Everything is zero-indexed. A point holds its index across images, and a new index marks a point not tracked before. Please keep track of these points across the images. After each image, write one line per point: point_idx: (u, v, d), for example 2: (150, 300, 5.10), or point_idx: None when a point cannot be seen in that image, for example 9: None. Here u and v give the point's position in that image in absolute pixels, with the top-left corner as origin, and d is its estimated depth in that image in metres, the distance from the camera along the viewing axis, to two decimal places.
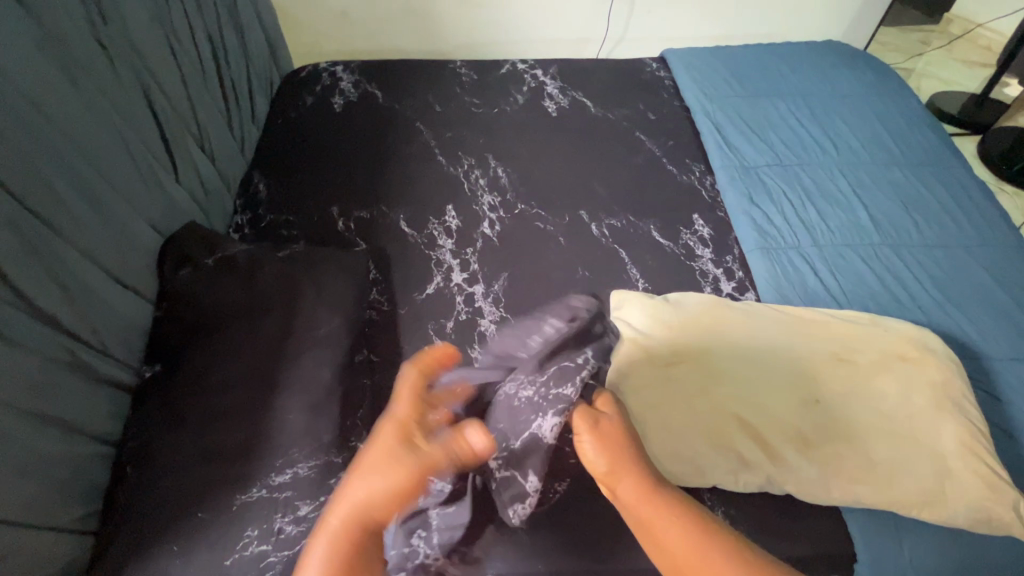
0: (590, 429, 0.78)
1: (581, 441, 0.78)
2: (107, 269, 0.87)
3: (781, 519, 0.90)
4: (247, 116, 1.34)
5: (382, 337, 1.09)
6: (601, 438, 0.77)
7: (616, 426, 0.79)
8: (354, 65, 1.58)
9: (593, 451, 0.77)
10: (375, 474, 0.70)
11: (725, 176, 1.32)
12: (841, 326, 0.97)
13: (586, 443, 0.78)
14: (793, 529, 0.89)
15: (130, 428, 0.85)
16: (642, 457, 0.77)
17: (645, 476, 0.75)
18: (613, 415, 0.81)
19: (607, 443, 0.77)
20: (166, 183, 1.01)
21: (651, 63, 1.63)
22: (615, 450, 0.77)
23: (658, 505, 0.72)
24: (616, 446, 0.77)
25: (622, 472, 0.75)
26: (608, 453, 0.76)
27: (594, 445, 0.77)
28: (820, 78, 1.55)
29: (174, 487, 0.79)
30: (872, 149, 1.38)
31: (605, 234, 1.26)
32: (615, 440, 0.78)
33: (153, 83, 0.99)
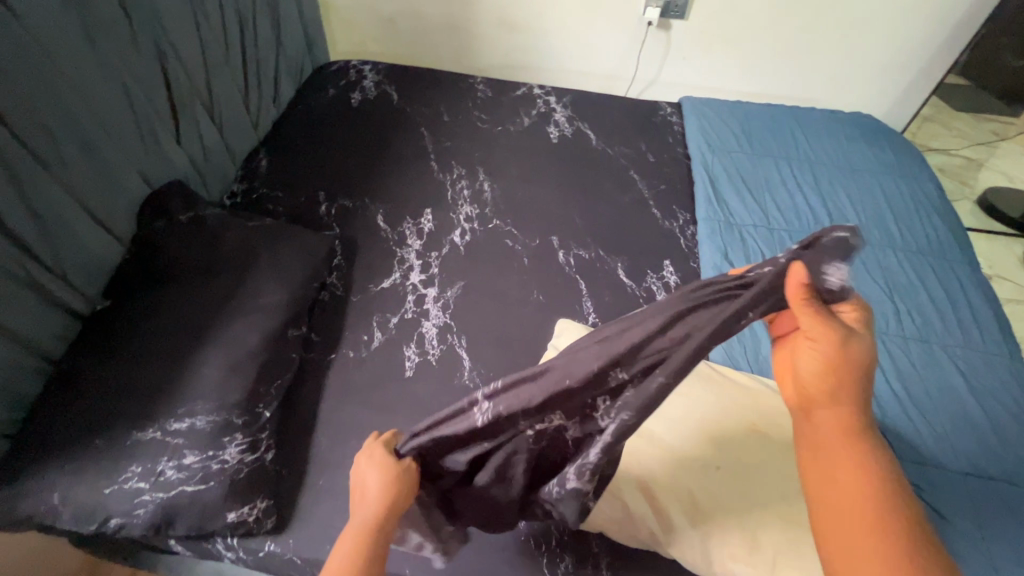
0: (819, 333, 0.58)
1: (813, 345, 0.59)
2: (85, 205, 0.96)
3: None
4: (268, 96, 1.45)
5: (327, 318, 1.14)
6: (827, 357, 0.58)
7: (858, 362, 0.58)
8: (382, 67, 1.68)
9: (818, 358, 0.58)
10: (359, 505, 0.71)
11: (706, 228, 1.30)
12: (769, 397, 0.93)
13: (815, 357, 0.58)
14: None
15: (69, 352, 0.93)
16: (864, 397, 0.58)
17: (859, 422, 0.57)
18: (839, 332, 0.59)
19: (838, 363, 0.57)
20: (164, 141, 1.11)
21: (666, 107, 1.63)
22: (848, 388, 0.57)
23: (857, 454, 0.56)
24: (848, 383, 0.57)
25: (835, 393, 0.57)
26: (838, 381, 0.57)
27: (828, 348, 0.58)
28: (836, 148, 1.50)
29: (86, 411, 0.86)
30: (869, 229, 1.32)
31: (570, 263, 1.26)
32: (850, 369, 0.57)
33: (170, 51, 1.10)
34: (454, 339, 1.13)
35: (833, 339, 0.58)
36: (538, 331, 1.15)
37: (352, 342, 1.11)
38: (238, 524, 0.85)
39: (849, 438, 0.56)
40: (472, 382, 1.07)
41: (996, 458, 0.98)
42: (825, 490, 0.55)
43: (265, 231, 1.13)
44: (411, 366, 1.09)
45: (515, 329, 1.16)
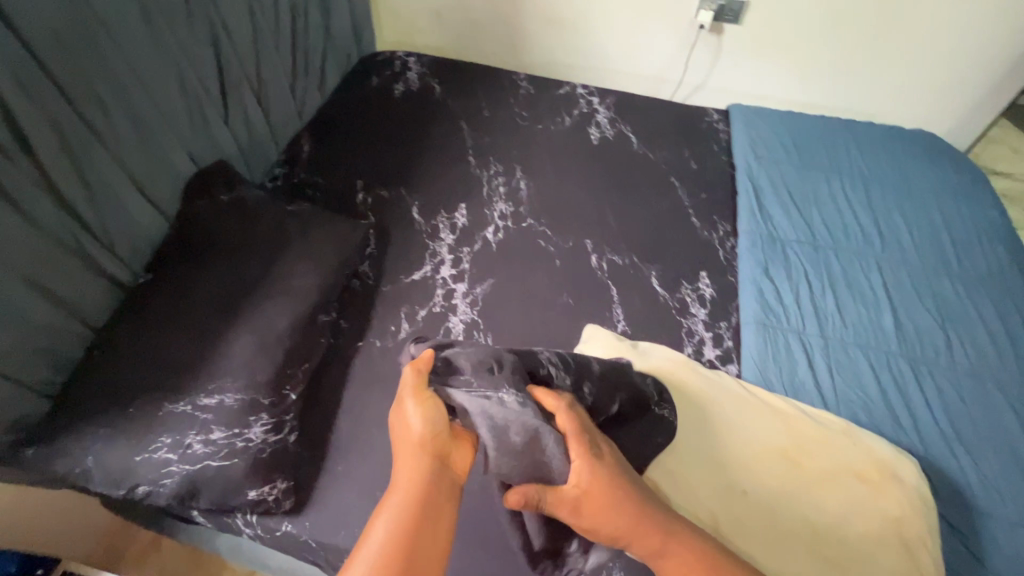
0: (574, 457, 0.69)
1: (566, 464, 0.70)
2: (135, 181, 0.99)
3: None
4: (314, 82, 1.47)
5: (357, 306, 1.15)
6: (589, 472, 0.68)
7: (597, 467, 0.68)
8: (426, 59, 1.68)
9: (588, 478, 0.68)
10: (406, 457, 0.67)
11: (747, 241, 1.26)
12: (805, 423, 0.89)
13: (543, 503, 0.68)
14: None
15: (110, 321, 0.96)
16: (630, 495, 0.67)
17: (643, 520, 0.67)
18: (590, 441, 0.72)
19: (586, 483, 0.67)
20: (212, 122, 1.14)
21: (712, 114, 1.59)
22: (611, 502, 0.67)
23: (660, 543, 0.66)
24: (611, 485, 0.68)
25: (606, 508, 0.67)
26: (591, 498, 0.67)
27: (578, 470, 0.68)
28: (892, 166, 1.42)
29: (122, 379, 0.88)
30: (923, 253, 1.25)
31: (602, 267, 1.24)
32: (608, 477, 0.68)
33: (224, 35, 1.12)
34: (480, 336, 1.12)
35: (585, 457, 0.68)
36: (565, 335, 1.14)
37: (379, 331, 1.11)
38: (259, 502, 0.87)
39: (663, 538, 0.67)
40: None
41: None
42: None
43: (305, 215, 1.15)
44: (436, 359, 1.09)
45: (542, 331, 1.14)
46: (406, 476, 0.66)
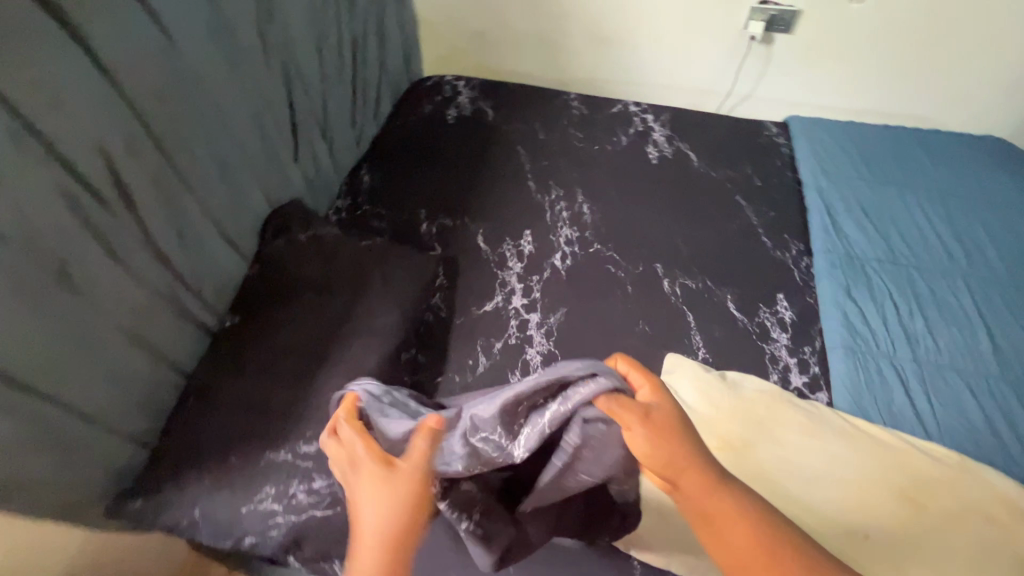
0: (642, 418, 0.65)
1: (630, 432, 0.66)
2: (220, 226, 1.00)
3: None
4: (370, 112, 1.48)
5: (434, 340, 1.14)
6: (656, 429, 0.65)
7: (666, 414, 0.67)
8: (475, 82, 1.68)
9: (649, 446, 0.65)
10: (375, 505, 0.64)
11: (825, 261, 1.23)
12: (917, 460, 0.86)
13: (637, 437, 0.65)
14: None
15: (201, 366, 0.96)
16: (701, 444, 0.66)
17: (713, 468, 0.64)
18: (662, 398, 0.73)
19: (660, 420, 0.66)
20: (285, 162, 1.14)
21: (771, 127, 1.56)
22: (681, 440, 0.65)
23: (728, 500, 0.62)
24: (677, 433, 0.66)
25: (680, 446, 0.65)
26: (661, 437, 0.65)
27: (650, 407, 0.67)
28: (967, 178, 1.39)
29: (222, 428, 0.89)
30: (1013, 269, 1.21)
31: (676, 292, 1.22)
32: (675, 425, 0.66)
33: (296, 76, 1.13)
34: None
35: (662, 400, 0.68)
36: (645, 364, 1.11)
37: (458, 366, 1.10)
38: None
39: (721, 482, 0.63)
40: None
41: None
42: (718, 547, 0.61)
43: (382, 252, 1.14)
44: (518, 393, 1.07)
45: None
46: (379, 511, 0.64)
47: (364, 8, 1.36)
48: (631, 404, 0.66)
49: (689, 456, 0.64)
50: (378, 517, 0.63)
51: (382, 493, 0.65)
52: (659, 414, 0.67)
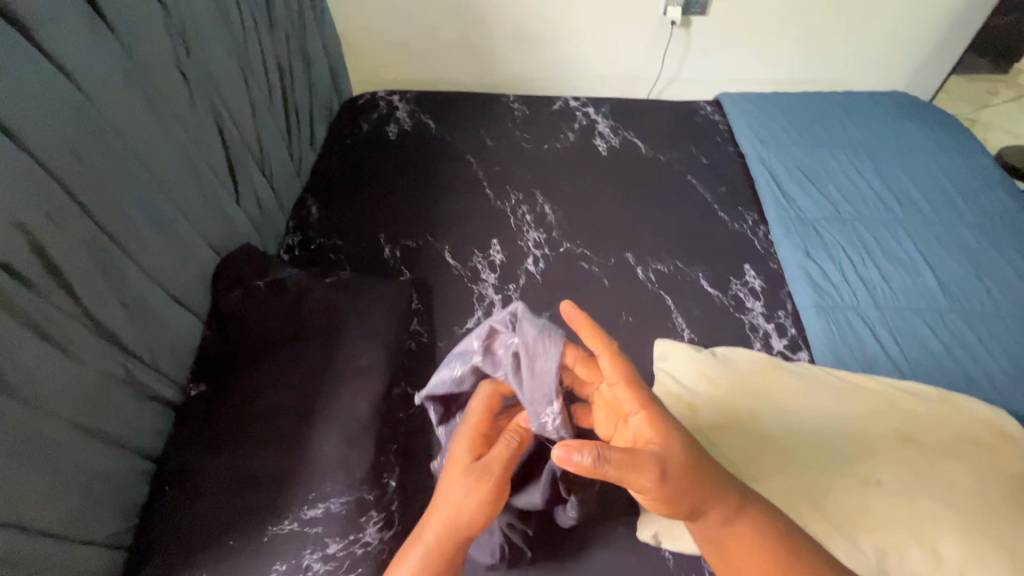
0: (656, 480, 0.64)
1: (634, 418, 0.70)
2: (166, 286, 0.89)
3: None
4: (306, 139, 1.39)
5: (419, 369, 1.08)
6: (667, 485, 0.66)
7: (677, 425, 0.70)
8: (410, 95, 1.63)
9: (659, 501, 0.67)
10: (465, 493, 0.71)
11: (780, 227, 1.29)
12: (906, 400, 0.91)
13: (638, 422, 0.69)
14: None
15: (171, 447, 0.86)
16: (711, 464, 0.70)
17: (727, 494, 0.69)
18: (655, 430, 0.68)
19: (660, 423, 0.69)
20: (226, 205, 1.04)
21: (705, 107, 1.62)
22: (697, 456, 0.69)
23: (742, 526, 0.69)
24: (687, 479, 0.67)
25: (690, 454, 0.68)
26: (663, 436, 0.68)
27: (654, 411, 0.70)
28: (883, 132, 1.51)
29: (210, 511, 0.80)
30: (939, 209, 1.32)
31: (651, 279, 1.23)
32: (684, 473, 0.66)
33: (224, 110, 1.04)
34: None
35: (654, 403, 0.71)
36: (636, 355, 1.11)
37: None
38: None
39: (736, 506, 0.69)
40: None
41: None
42: (722, 560, 0.70)
43: (349, 285, 1.07)
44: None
45: None
46: (447, 501, 0.71)
47: (284, 30, 1.28)
48: (640, 391, 0.71)
49: (693, 500, 0.67)
50: (461, 513, 0.70)
51: (466, 480, 0.72)
52: (670, 470, 0.66)
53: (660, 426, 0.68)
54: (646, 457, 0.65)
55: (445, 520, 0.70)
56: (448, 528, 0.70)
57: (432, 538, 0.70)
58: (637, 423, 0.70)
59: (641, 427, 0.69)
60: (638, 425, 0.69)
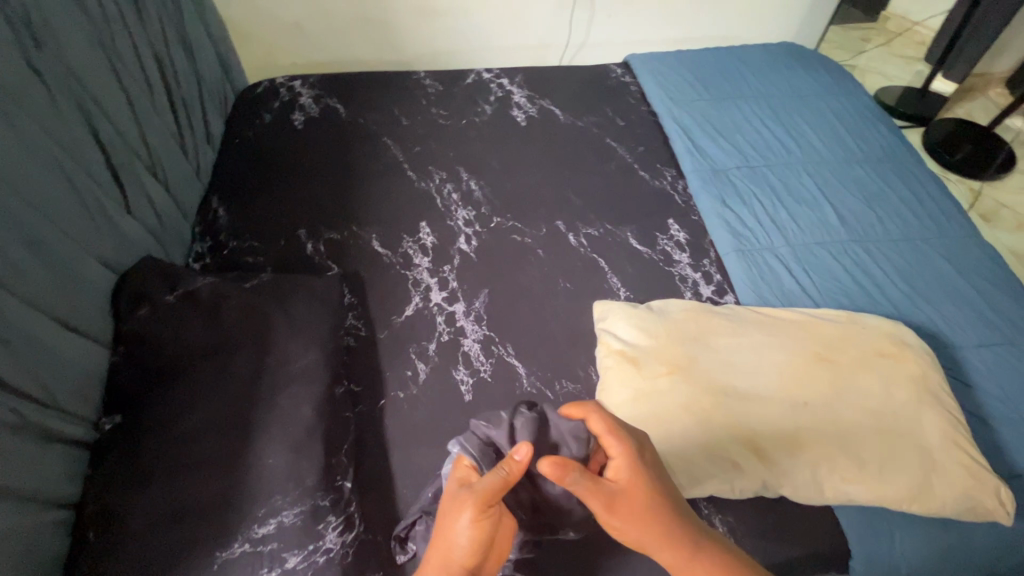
0: (609, 510, 0.69)
1: (616, 460, 0.73)
2: (54, 314, 0.79)
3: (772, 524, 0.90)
4: (200, 134, 1.27)
5: (361, 363, 1.04)
6: (627, 515, 0.69)
7: (635, 483, 0.70)
8: (313, 79, 1.53)
9: (618, 528, 0.69)
10: (462, 527, 0.66)
11: (696, 179, 1.34)
12: (821, 325, 0.99)
13: (619, 462, 0.72)
14: (788, 534, 0.90)
15: (89, 488, 0.78)
16: (671, 513, 0.69)
17: (679, 541, 0.68)
18: (626, 464, 0.72)
19: (635, 467, 0.71)
20: (115, 217, 0.94)
21: (615, 69, 1.65)
22: (648, 510, 0.69)
23: (701, 566, 0.67)
24: (637, 518, 0.68)
25: (649, 499, 0.69)
26: (633, 483, 0.70)
27: (626, 462, 0.72)
28: (777, 81, 1.60)
29: (146, 550, 0.73)
30: (832, 148, 1.44)
31: (583, 243, 1.25)
32: (637, 511, 0.69)
33: (97, 111, 0.92)
34: (500, 350, 1.08)
35: (632, 458, 0.72)
36: (576, 319, 1.13)
37: (396, 381, 1.02)
38: None
39: (687, 552, 0.67)
40: (533, 387, 1.03)
41: (994, 324, 1.13)
42: None
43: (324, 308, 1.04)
44: (472, 388, 1.02)
45: (556, 323, 1.13)
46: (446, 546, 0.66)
47: (155, 15, 1.15)
48: (622, 436, 0.74)
49: (647, 538, 0.68)
50: (454, 551, 0.66)
51: (455, 514, 0.67)
52: (620, 510, 0.69)
53: (631, 465, 0.72)
54: (600, 492, 0.70)
55: (440, 563, 0.67)
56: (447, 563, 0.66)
57: None
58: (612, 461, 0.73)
59: (617, 461, 0.72)
60: (614, 462, 0.73)
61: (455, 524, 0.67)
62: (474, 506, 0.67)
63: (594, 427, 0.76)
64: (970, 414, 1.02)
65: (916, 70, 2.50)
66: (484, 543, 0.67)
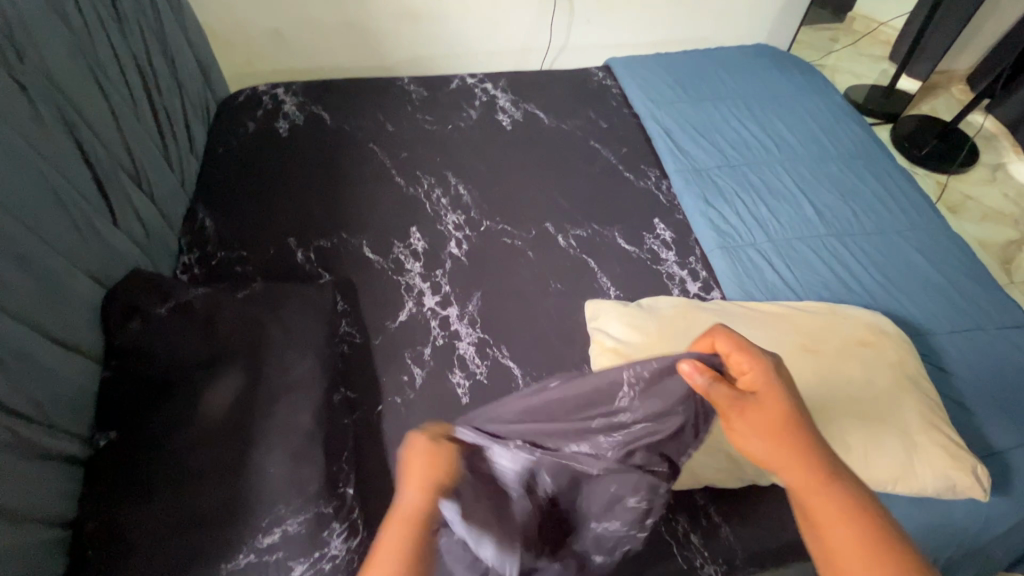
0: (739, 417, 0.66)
1: (749, 374, 0.68)
2: (44, 331, 0.78)
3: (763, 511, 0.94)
4: (184, 144, 1.26)
5: (357, 370, 1.04)
6: (760, 428, 0.64)
7: (772, 399, 0.65)
8: (296, 87, 1.53)
9: (750, 444, 0.65)
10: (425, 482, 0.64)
11: (679, 179, 1.38)
12: (804, 317, 1.03)
13: (747, 368, 0.69)
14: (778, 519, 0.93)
15: (86, 506, 0.76)
16: (816, 439, 0.63)
17: (828, 467, 0.61)
18: (763, 377, 0.67)
19: (772, 380, 0.67)
20: (103, 230, 0.92)
21: (597, 72, 1.68)
22: (780, 426, 0.64)
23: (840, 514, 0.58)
24: (777, 428, 0.63)
25: (791, 411, 0.64)
26: (772, 395, 0.65)
27: (762, 375, 0.67)
28: (753, 82, 1.65)
29: (149, 559, 0.73)
30: (808, 146, 1.49)
31: (572, 244, 1.27)
32: (773, 422, 0.64)
33: (81, 124, 0.91)
34: (495, 352, 1.09)
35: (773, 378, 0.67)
36: (568, 319, 1.15)
37: (393, 386, 1.03)
38: None
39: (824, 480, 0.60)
40: (530, 387, 1.05)
41: (965, 311, 1.19)
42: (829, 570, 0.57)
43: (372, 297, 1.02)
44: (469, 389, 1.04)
45: (549, 323, 1.14)
46: (420, 496, 0.61)
47: (136, 25, 1.13)
48: (757, 356, 0.68)
49: (778, 454, 0.63)
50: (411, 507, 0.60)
51: (411, 490, 0.62)
52: (767, 409, 0.65)
53: (770, 377, 0.67)
54: (744, 393, 0.67)
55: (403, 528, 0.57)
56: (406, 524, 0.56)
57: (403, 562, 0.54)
58: (742, 374, 0.69)
59: (751, 374, 0.68)
60: (745, 375, 0.69)
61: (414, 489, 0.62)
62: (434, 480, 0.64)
63: (722, 347, 0.72)
64: (946, 397, 1.07)
65: (881, 69, 2.60)
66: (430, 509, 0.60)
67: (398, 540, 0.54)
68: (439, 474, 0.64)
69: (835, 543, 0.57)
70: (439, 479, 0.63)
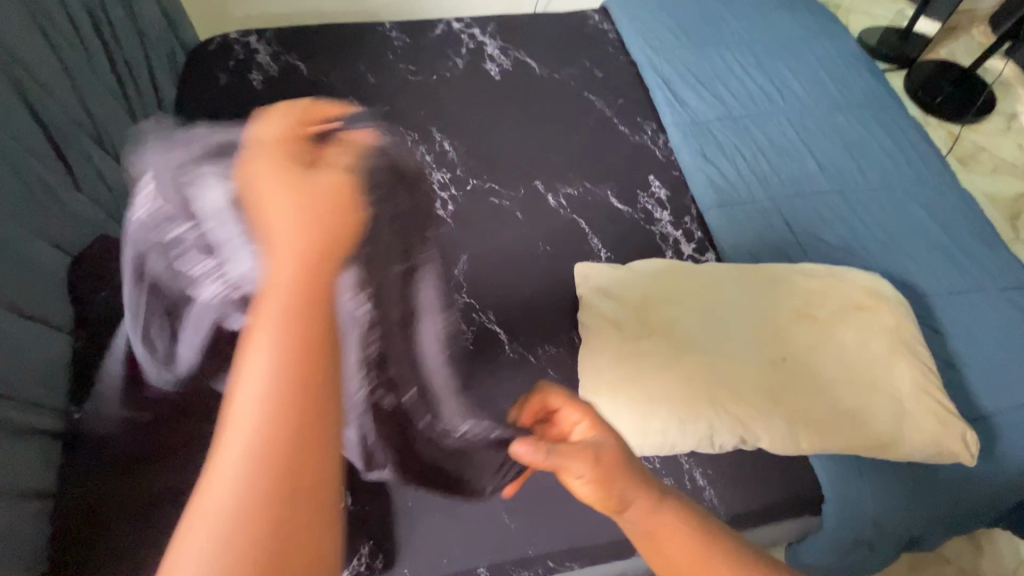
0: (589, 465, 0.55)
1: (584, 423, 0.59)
2: (7, 304, 0.75)
3: (747, 475, 0.95)
4: (150, 99, 1.18)
5: None
6: (603, 477, 0.55)
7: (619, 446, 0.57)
8: (269, 34, 1.42)
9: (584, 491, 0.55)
10: (279, 216, 0.41)
11: (677, 133, 1.31)
12: (802, 279, 0.99)
13: (581, 423, 0.60)
14: (762, 483, 0.94)
15: (72, 478, 0.78)
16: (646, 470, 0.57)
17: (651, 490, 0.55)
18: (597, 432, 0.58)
19: (607, 446, 0.57)
20: (64, 195, 0.88)
21: (593, 15, 1.57)
22: (610, 472, 0.55)
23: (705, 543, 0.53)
24: (617, 477, 0.55)
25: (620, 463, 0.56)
26: (604, 454, 0.56)
27: (589, 424, 0.59)
28: (761, 25, 1.54)
29: (147, 522, 0.79)
30: (815, 96, 1.40)
31: (562, 204, 1.22)
32: (615, 471, 0.55)
33: (30, 79, 0.84)
34: (482, 317, 1.06)
35: (600, 424, 0.59)
36: (557, 283, 1.12)
37: None
38: None
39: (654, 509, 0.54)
40: (516, 353, 1.03)
41: (967, 271, 1.15)
42: None
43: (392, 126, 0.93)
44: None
45: (538, 288, 1.11)
46: (317, 430, 0.36)
47: None
48: (587, 409, 0.60)
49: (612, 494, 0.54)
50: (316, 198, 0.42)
51: (303, 196, 0.42)
52: (603, 457, 0.56)
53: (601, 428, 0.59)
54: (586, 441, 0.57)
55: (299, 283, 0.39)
56: (264, 475, 0.34)
57: (288, 359, 0.36)
58: (574, 428, 0.60)
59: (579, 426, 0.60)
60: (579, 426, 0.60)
61: (276, 212, 0.41)
62: (305, 193, 0.42)
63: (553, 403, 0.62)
64: (941, 360, 1.05)
65: (898, 10, 2.44)
66: (330, 254, 0.40)
67: (270, 404, 0.35)
68: (321, 293, 0.39)
69: (679, 562, 0.52)
70: (324, 400, 0.37)
